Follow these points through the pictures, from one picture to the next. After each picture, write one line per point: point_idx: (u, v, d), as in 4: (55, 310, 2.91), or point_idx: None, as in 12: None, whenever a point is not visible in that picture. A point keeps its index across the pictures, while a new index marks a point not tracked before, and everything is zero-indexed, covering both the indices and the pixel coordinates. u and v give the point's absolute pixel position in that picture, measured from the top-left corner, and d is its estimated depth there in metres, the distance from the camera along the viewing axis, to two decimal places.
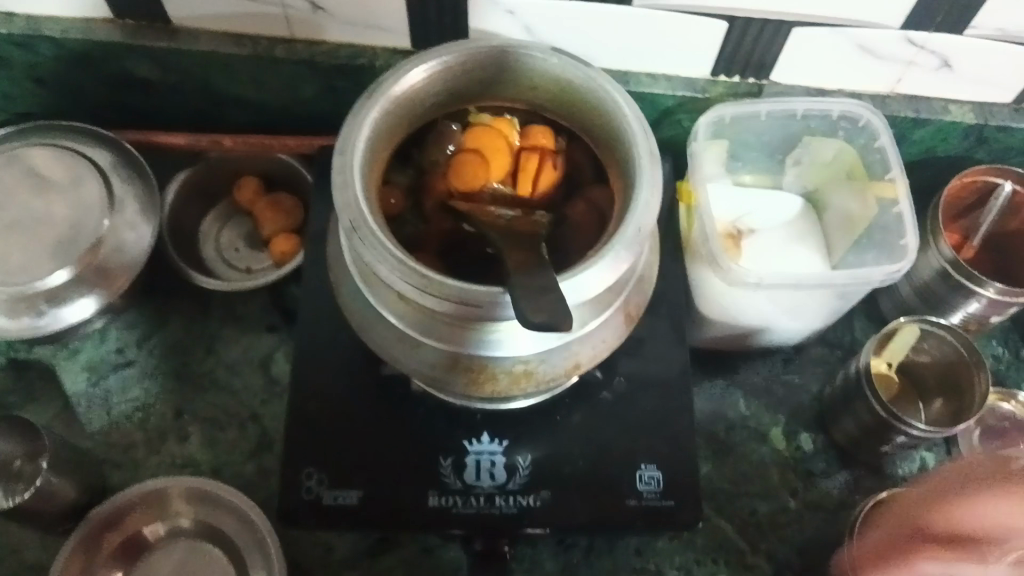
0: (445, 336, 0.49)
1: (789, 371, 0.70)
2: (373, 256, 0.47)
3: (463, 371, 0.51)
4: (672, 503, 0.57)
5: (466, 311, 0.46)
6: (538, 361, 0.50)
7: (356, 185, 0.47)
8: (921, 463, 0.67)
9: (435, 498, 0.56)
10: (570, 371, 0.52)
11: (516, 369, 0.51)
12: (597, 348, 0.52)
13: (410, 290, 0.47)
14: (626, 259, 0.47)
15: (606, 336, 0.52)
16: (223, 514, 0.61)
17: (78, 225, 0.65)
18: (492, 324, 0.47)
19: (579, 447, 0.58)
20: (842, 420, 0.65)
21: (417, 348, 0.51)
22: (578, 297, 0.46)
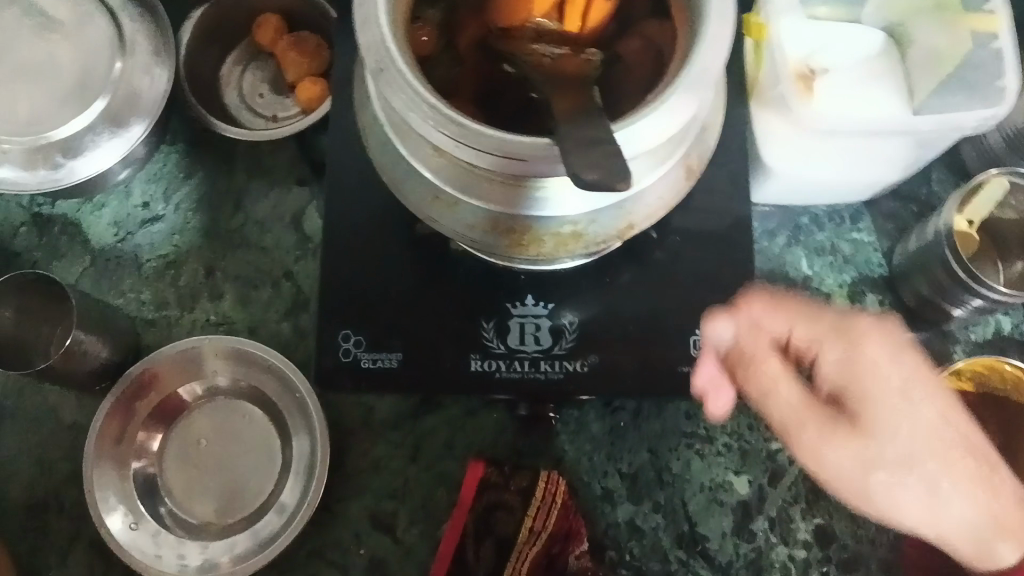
0: (485, 194, 0.44)
1: (857, 227, 0.65)
2: (404, 103, 0.42)
3: (506, 233, 0.47)
4: (729, 370, 0.54)
5: (509, 167, 0.41)
6: (588, 222, 0.46)
7: (381, 19, 0.41)
8: (996, 327, 0.62)
9: (476, 361, 0.54)
10: (623, 234, 0.47)
11: (565, 231, 0.46)
12: (654, 207, 0.48)
13: (445, 142, 0.42)
14: (690, 105, 0.41)
15: (663, 192, 0.47)
16: (259, 374, 0.59)
17: (89, 70, 0.60)
18: (538, 181, 0.42)
19: (630, 310, 0.55)
20: (913, 280, 0.61)
21: (455, 207, 0.47)
22: (634, 149, 0.41)
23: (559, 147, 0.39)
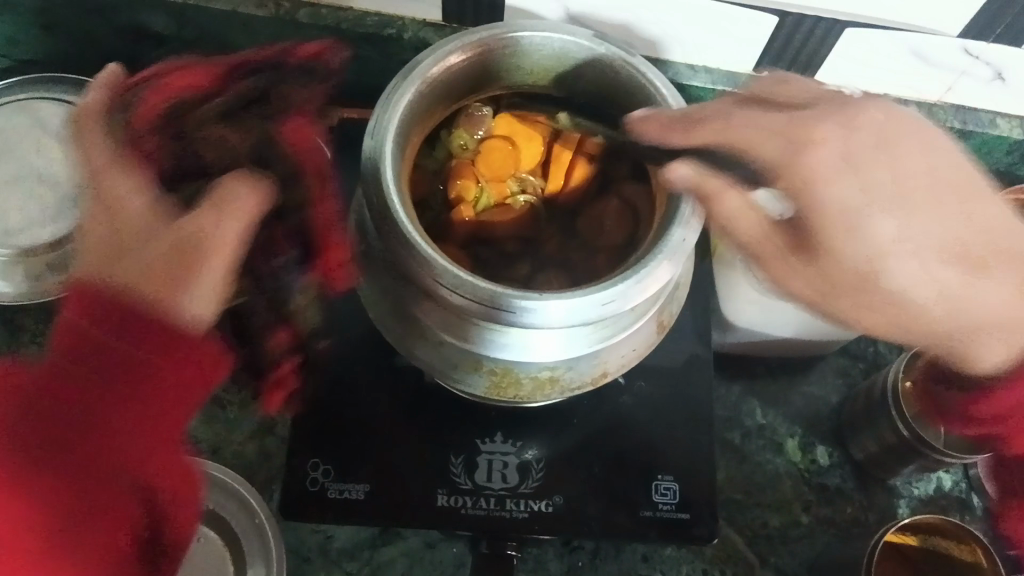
0: (467, 337, 0.47)
1: (808, 380, 0.68)
2: (403, 256, 0.45)
3: (487, 374, 0.50)
4: (687, 516, 0.55)
5: (496, 317, 0.44)
6: (565, 369, 0.50)
7: (389, 174, 0.44)
8: (936, 485, 0.65)
9: (443, 496, 0.54)
10: (597, 380, 0.52)
11: (543, 375, 0.50)
12: (628, 356, 0.51)
13: (441, 292, 0.45)
14: (669, 269, 0.45)
15: (637, 344, 0.51)
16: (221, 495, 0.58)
17: (84, 186, 0.62)
18: (517, 332, 0.45)
19: (595, 452, 0.56)
20: (862, 434, 0.64)
21: (441, 346, 0.50)
22: (621, 307, 0.45)
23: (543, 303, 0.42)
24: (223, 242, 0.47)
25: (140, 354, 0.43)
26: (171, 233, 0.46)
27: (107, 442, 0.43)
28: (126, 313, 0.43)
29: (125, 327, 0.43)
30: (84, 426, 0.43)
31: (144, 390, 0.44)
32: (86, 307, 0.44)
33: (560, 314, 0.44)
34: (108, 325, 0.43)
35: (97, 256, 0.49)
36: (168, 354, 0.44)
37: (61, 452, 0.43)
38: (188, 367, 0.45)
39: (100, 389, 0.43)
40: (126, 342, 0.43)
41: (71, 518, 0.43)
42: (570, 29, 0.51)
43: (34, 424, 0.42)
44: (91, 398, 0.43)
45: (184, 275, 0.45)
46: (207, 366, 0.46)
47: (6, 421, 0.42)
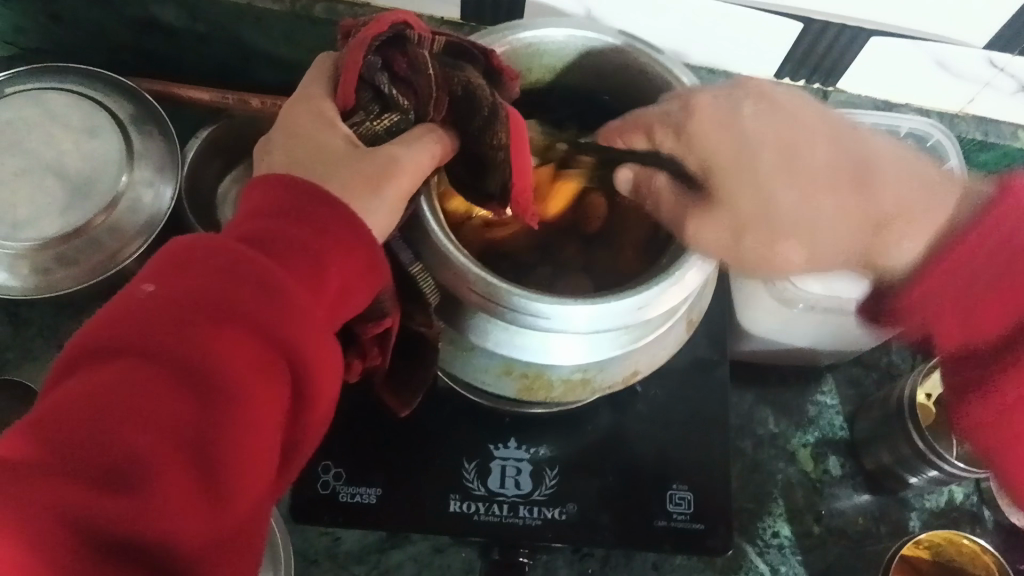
0: (501, 343, 0.48)
1: (820, 389, 0.67)
2: (437, 267, 0.46)
3: (517, 378, 0.51)
4: (702, 527, 0.55)
5: (531, 321, 0.45)
6: (597, 371, 0.50)
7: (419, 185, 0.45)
8: (948, 497, 0.65)
9: (457, 502, 0.54)
10: (628, 379, 0.52)
11: (574, 378, 0.51)
12: (657, 356, 0.52)
13: (475, 301, 0.46)
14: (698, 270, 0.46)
15: (665, 344, 0.52)
16: None
17: (93, 182, 0.61)
18: (551, 336, 0.46)
19: (610, 460, 0.56)
20: (875, 446, 0.64)
21: (472, 354, 0.51)
22: (653, 308, 0.46)
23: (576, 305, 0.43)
24: (423, 144, 0.42)
25: (306, 239, 0.38)
26: (400, 142, 0.42)
27: (244, 364, 0.35)
28: (310, 202, 0.38)
29: (274, 233, 0.37)
30: (210, 334, 0.34)
31: (317, 269, 0.38)
32: (250, 211, 0.39)
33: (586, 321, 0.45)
34: (258, 239, 0.37)
35: (296, 101, 0.43)
36: (319, 262, 0.38)
37: (184, 382, 0.33)
38: (352, 254, 0.39)
39: (237, 281, 0.35)
40: (288, 241, 0.37)
41: (194, 447, 0.33)
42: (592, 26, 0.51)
43: (144, 331, 0.34)
44: (215, 316, 0.35)
45: (370, 196, 0.40)
46: (379, 258, 0.40)
47: (88, 381, 0.32)
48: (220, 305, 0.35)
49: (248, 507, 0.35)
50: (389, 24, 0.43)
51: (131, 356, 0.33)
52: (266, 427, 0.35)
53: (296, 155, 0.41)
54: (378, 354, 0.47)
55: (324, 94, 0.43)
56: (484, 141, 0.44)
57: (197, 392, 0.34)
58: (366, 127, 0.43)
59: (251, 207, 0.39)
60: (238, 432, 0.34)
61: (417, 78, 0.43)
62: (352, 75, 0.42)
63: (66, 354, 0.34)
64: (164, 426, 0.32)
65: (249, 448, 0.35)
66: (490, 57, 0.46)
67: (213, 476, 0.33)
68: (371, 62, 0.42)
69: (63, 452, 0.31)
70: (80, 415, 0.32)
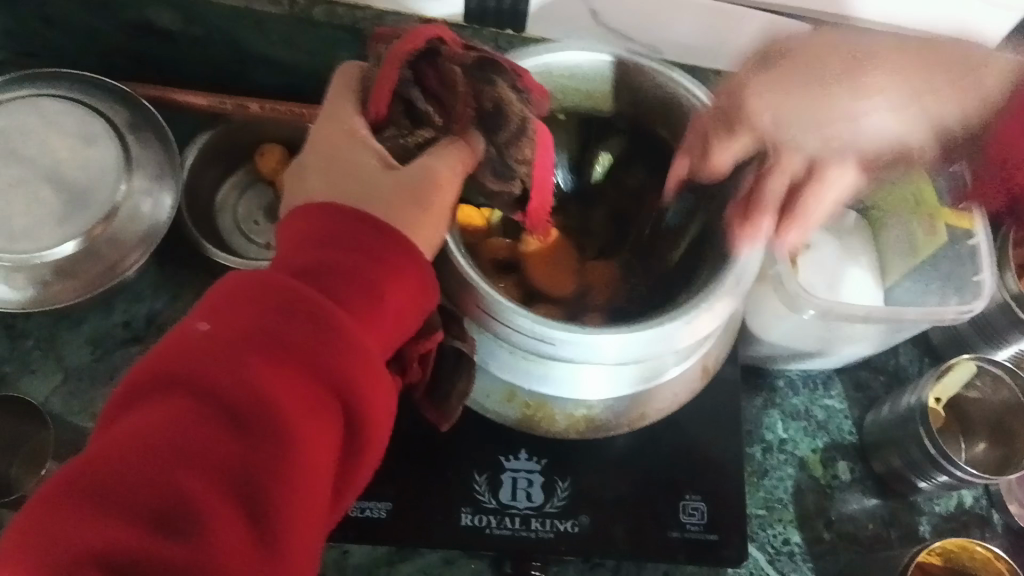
0: (507, 369, 0.53)
1: (828, 393, 0.67)
2: (463, 301, 0.48)
3: (519, 405, 0.55)
4: (717, 537, 0.54)
5: (547, 353, 0.48)
6: (601, 407, 0.56)
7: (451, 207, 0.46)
8: (957, 500, 0.65)
9: (468, 516, 0.53)
10: (633, 420, 0.57)
11: (578, 413, 0.56)
12: (667, 397, 0.57)
13: (500, 330, 0.48)
14: (728, 304, 0.49)
15: (677, 389, 0.57)
16: None
17: (92, 192, 0.59)
18: (560, 372, 0.52)
19: (623, 471, 0.55)
20: (885, 450, 0.63)
21: (484, 374, 0.55)
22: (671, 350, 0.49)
23: (595, 350, 0.46)
24: (454, 160, 0.43)
25: (357, 270, 0.38)
26: (434, 154, 0.42)
27: (302, 400, 0.35)
28: (365, 233, 0.39)
29: (325, 266, 0.38)
30: (267, 370, 0.34)
31: (369, 300, 0.38)
32: (298, 245, 0.39)
33: (611, 350, 0.46)
34: (308, 274, 0.38)
35: (326, 118, 0.44)
36: (372, 294, 0.38)
37: (242, 420, 0.34)
38: (401, 285, 0.40)
39: (292, 317, 0.36)
40: (338, 274, 0.38)
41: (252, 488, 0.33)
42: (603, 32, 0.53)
43: (204, 369, 0.34)
44: (272, 351, 0.35)
45: (411, 211, 0.41)
46: (428, 282, 0.41)
47: (145, 424, 0.33)
48: (276, 340, 0.35)
49: (309, 545, 0.35)
50: (425, 36, 0.42)
51: (187, 394, 0.34)
52: (321, 469, 0.35)
53: (335, 175, 0.41)
54: (417, 370, 0.46)
55: (355, 111, 0.43)
56: (514, 152, 0.44)
57: (253, 433, 0.33)
58: (400, 142, 0.43)
59: (300, 240, 0.39)
60: (299, 465, 0.34)
61: (449, 95, 0.43)
62: (384, 85, 0.42)
63: (123, 390, 0.35)
64: (224, 464, 0.33)
65: (308, 485, 0.35)
66: (520, 80, 0.45)
67: (272, 514, 0.33)
68: (404, 77, 0.42)
69: (125, 495, 0.31)
70: (142, 454, 0.32)
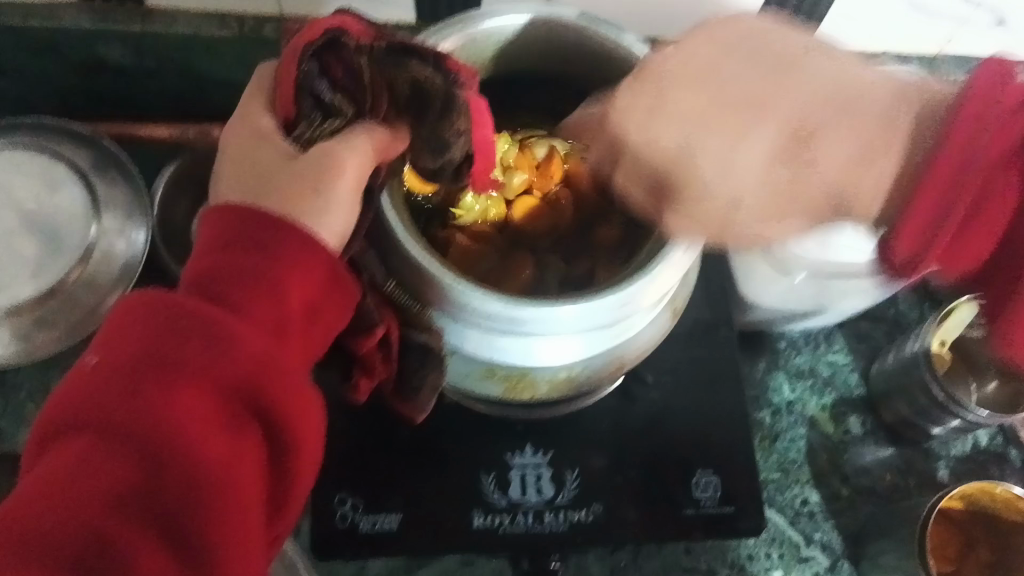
0: (477, 346, 0.48)
1: (830, 347, 0.66)
2: (412, 279, 0.46)
3: (501, 380, 0.52)
4: (732, 509, 0.54)
5: (513, 326, 0.45)
6: (581, 368, 0.51)
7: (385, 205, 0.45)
8: (973, 441, 0.64)
9: (480, 517, 0.52)
10: (613, 372, 0.53)
11: (559, 376, 0.52)
12: (643, 346, 0.53)
13: (457, 306, 0.45)
14: (685, 255, 0.47)
15: (650, 335, 0.53)
16: None
17: (64, 238, 0.59)
18: (531, 345, 0.48)
19: (630, 453, 0.55)
20: (892, 399, 0.63)
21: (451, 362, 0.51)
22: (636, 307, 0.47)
23: (562, 317, 0.44)
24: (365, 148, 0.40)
25: (254, 269, 0.36)
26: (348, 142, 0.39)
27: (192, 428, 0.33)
28: (257, 228, 0.37)
29: (227, 271, 0.35)
30: (153, 393, 0.33)
31: (272, 303, 0.36)
32: (201, 247, 0.37)
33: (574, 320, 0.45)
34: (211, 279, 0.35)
35: (232, 125, 0.41)
36: (275, 296, 0.36)
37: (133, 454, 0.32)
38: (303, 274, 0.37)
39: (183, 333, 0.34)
40: (237, 276, 0.35)
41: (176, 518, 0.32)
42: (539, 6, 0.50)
43: (105, 401, 0.32)
44: (173, 377, 0.33)
45: (313, 201, 0.38)
46: (342, 276, 0.39)
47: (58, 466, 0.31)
48: (164, 356, 0.33)
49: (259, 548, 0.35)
50: (324, 28, 0.39)
51: (91, 432, 0.32)
52: (249, 480, 0.35)
53: (242, 174, 0.39)
54: (382, 366, 0.47)
55: (263, 110, 0.40)
56: (444, 134, 0.41)
57: (166, 464, 0.32)
58: (311, 136, 0.40)
59: (200, 246, 0.37)
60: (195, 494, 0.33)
61: (360, 89, 0.40)
62: (285, 84, 0.39)
63: (37, 432, 0.33)
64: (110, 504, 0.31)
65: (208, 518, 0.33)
66: (442, 62, 0.40)
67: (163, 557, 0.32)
68: (306, 70, 0.39)
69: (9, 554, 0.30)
70: (37, 509, 0.31)
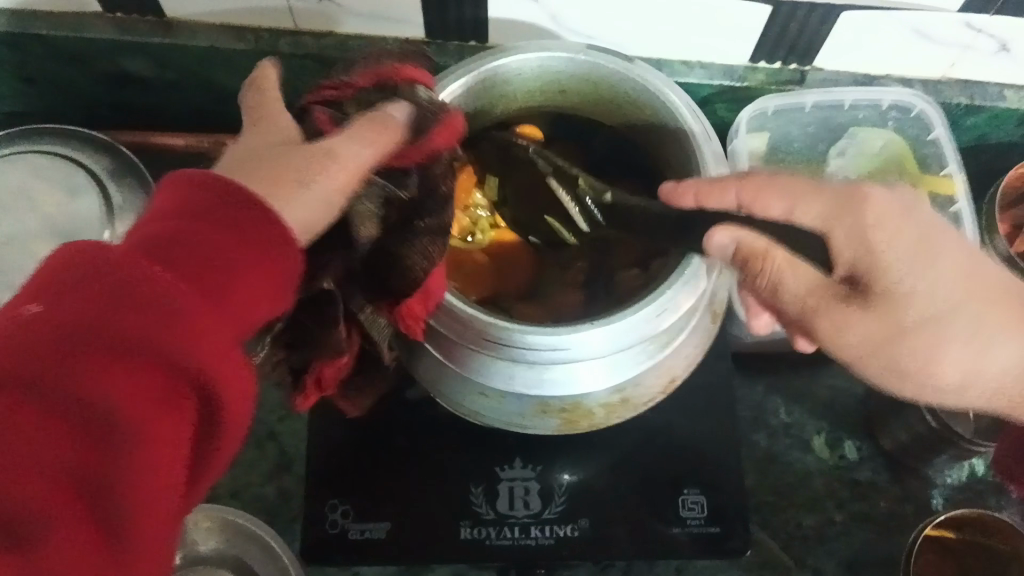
0: (528, 381, 0.47)
1: (830, 371, 0.66)
2: (448, 323, 0.46)
3: (555, 415, 0.50)
4: (719, 530, 0.54)
5: (555, 353, 0.45)
6: (631, 387, 0.49)
7: None
8: (971, 471, 0.63)
9: (467, 529, 0.53)
10: (665, 388, 0.51)
11: (612, 401, 0.49)
12: (689, 356, 0.50)
13: (501, 346, 0.45)
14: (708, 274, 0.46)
15: (695, 345, 0.50)
16: (253, 548, 0.54)
17: (76, 239, 0.60)
18: (581, 368, 0.46)
19: (620, 468, 0.55)
20: (890, 426, 0.62)
21: (496, 401, 0.50)
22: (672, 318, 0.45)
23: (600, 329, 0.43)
24: (355, 150, 0.39)
25: (213, 245, 0.33)
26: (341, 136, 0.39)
27: (17, 427, 0.29)
28: (213, 207, 0.34)
29: (177, 237, 0.33)
30: (134, 383, 0.30)
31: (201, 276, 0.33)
32: (158, 212, 0.34)
33: (602, 345, 0.44)
34: (161, 242, 0.33)
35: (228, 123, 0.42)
36: (204, 273, 0.33)
37: (72, 431, 0.29)
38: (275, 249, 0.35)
39: (101, 288, 0.31)
40: (187, 248, 0.33)
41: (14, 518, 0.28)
42: (544, 45, 0.52)
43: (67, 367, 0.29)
44: (93, 353, 0.30)
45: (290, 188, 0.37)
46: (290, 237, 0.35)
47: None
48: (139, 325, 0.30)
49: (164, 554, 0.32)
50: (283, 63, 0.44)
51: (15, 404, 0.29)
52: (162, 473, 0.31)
53: (271, 174, 0.37)
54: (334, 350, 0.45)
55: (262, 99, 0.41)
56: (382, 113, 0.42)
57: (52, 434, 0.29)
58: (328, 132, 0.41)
59: (160, 212, 0.34)
60: (113, 490, 0.30)
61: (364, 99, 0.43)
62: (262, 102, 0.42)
63: None
64: (86, 494, 0.29)
65: (83, 519, 0.29)
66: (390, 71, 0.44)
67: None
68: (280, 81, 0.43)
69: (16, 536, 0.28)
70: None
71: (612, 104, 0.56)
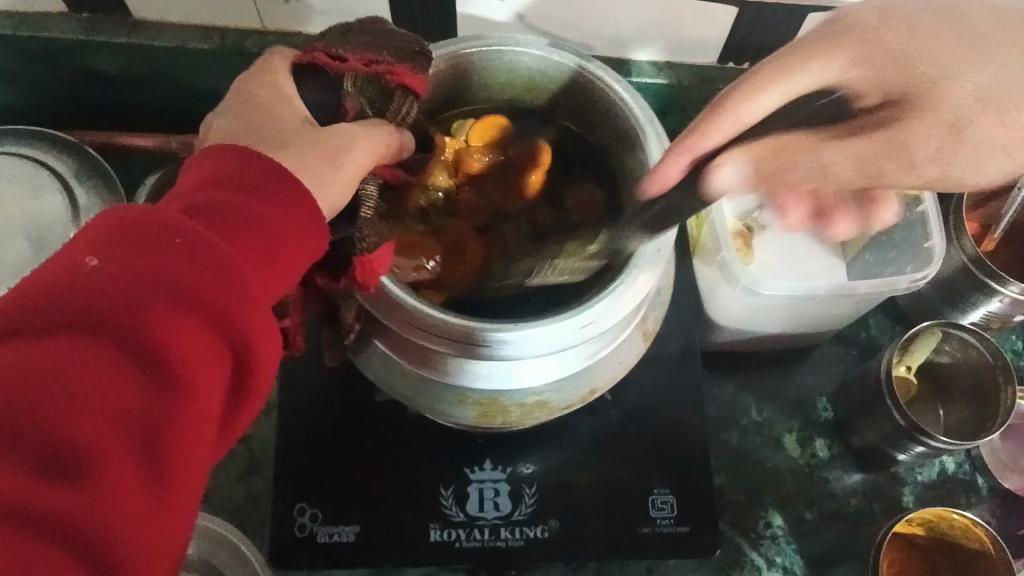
0: (450, 372, 0.48)
1: (801, 371, 0.67)
2: (387, 308, 0.47)
3: (472, 407, 0.51)
4: (688, 530, 0.54)
5: (472, 352, 0.46)
6: (552, 393, 0.51)
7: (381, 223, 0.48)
8: (939, 468, 0.64)
9: (436, 530, 0.53)
10: (586, 397, 0.53)
11: (529, 401, 0.51)
12: (615, 369, 0.53)
13: (424, 335, 0.46)
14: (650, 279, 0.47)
15: (624, 356, 0.53)
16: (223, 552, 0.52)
17: (40, 241, 0.59)
18: (502, 365, 0.48)
19: (590, 469, 0.55)
20: (859, 424, 0.63)
21: (423, 385, 0.51)
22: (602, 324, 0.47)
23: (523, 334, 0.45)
24: (369, 142, 0.43)
25: (251, 210, 0.35)
26: (360, 126, 0.43)
27: (101, 370, 0.28)
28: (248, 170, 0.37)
29: (213, 205, 0.35)
30: (186, 322, 0.30)
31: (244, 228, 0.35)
32: (186, 186, 0.36)
33: (545, 340, 0.46)
34: (199, 211, 0.34)
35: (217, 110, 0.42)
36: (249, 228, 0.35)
37: (129, 351, 0.29)
38: (291, 233, 0.37)
39: (156, 243, 0.31)
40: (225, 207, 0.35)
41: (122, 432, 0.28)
42: (514, 39, 0.52)
43: (110, 294, 0.30)
44: (144, 284, 0.30)
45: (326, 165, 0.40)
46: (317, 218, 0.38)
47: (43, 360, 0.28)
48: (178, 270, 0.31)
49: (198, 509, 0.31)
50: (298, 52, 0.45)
51: (65, 332, 0.29)
52: (212, 414, 0.31)
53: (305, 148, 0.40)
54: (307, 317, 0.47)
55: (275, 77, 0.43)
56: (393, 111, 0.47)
57: (127, 347, 0.29)
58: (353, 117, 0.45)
59: (198, 178, 0.36)
60: (165, 441, 0.29)
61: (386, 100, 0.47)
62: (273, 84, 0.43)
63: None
64: (140, 424, 0.29)
65: (133, 472, 0.28)
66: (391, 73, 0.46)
67: (71, 518, 0.26)
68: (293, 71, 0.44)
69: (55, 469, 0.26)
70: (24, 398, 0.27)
71: (580, 105, 0.56)
